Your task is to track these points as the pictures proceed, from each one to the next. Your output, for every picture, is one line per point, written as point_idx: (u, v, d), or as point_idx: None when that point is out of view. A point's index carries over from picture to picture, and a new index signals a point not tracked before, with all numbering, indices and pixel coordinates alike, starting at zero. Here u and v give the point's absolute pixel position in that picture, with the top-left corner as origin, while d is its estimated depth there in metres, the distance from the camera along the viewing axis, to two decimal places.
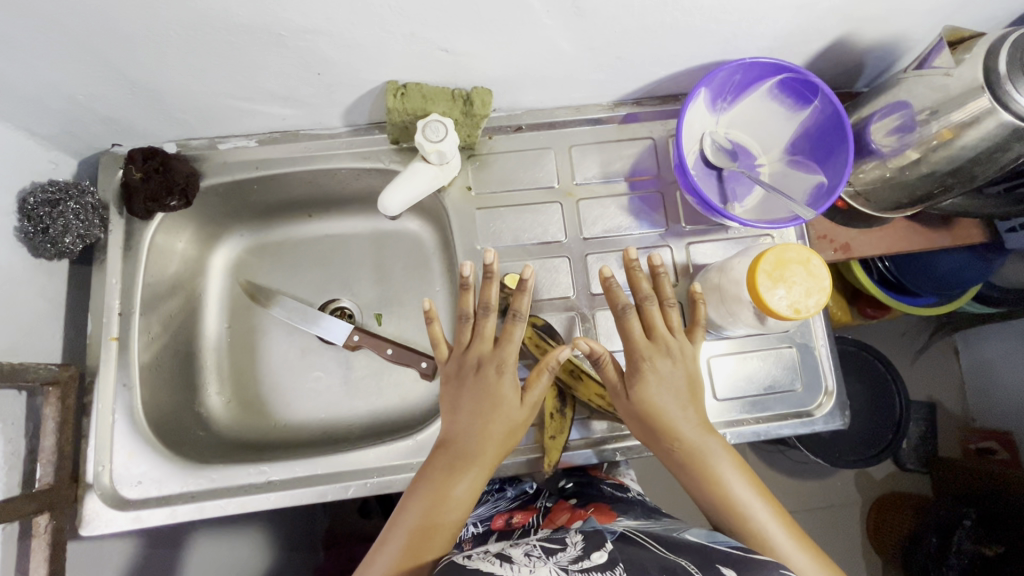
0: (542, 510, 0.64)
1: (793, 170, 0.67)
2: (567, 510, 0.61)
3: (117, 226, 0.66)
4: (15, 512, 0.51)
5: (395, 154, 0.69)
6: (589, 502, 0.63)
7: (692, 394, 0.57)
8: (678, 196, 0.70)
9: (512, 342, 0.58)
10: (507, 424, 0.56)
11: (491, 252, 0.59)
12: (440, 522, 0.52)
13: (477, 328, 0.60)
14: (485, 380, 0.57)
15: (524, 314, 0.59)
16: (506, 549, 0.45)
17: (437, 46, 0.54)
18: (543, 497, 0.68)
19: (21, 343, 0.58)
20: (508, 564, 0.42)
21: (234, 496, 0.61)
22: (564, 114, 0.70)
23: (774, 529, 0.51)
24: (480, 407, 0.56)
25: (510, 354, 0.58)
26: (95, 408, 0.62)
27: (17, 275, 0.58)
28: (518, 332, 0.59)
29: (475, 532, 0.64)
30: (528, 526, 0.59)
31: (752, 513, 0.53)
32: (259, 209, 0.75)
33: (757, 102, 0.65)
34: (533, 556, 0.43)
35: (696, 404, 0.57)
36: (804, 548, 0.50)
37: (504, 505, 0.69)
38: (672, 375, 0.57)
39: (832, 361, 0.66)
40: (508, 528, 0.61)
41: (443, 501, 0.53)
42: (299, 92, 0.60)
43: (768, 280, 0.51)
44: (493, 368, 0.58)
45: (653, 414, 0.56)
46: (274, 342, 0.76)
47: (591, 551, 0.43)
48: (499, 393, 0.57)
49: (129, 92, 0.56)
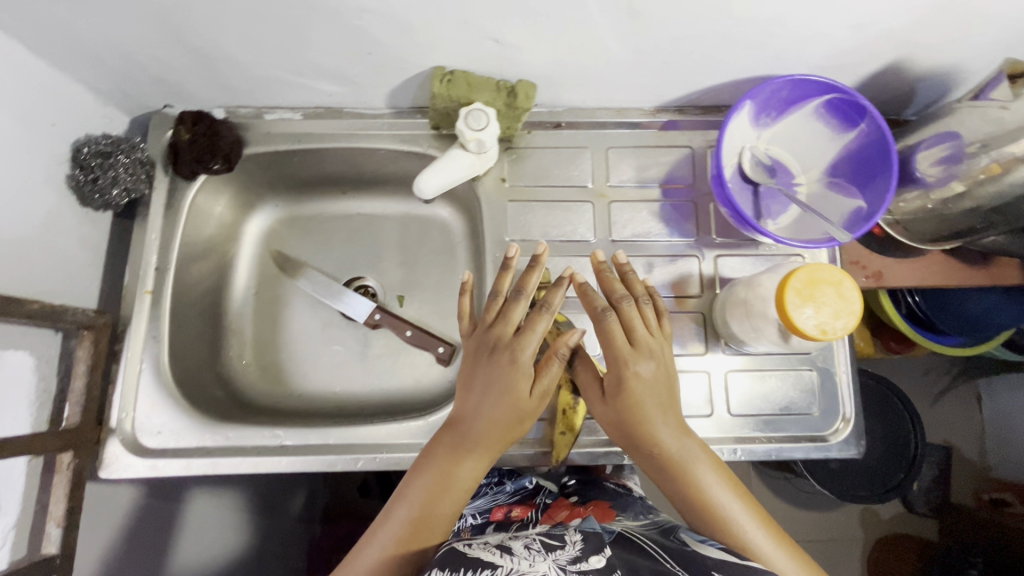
0: (541, 506, 0.64)
1: (830, 192, 0.66)
2: (565, 507, 0.62)
3: (162, 184, 0.68)
4: (42, 446, 0.52)
5: (433, 139, 0.69)
6: (590, 502, 0.63)
7: (673, 397, 0.56)
8: (711, 206, 0.69)
9: (536, 332, 0.57)
10: (515, 410, 0.55)
11: (541, 244, 0.62)
12: (434, 519, 0.52)
13: (505, 310, 0.59)
14: (502, 362, 0.56)
15: (555, 308, 0.58)
16: (506, 541, 0.46)
17: (487, 36, 0.55)
18: (544, 493, 0.68)
19: (59, 284, 0.60)
20: (509, 556, 0.43)
21: (248, 455, 0.62)
22: (605, 115, 0.70)
23: (783, 562, 0.49)
24: (495, 388, 0.55)
25: (529, 341, 0.56)
26: (125, 356, 0.63)
27: (62, 221, 0.60)
28: (542, 324, 0.57)
29: (473, 522, 0.64)
30: (527, 520, 0.60)
31: (746, 532, 0.51)
32: (296, 181, 0.76)
33: (801, 120, 0.65)
34: (533, 551, 0.43)
35: (675, 406, 0.55)
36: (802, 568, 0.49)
37: (503, 498, 0.69)
38: (655, 379, 0.55)
39: (853, 389, 0.65)
40: (506, 521, 0.62)
41: (436, 500, 0.52)
42: (350, 71, 0.61)
43: (797, 298, 0.50)
44: (509, 357, 0.56)
45: (626, 422, 0.55)
46: (297, 312, 0.77)
47: (590, 554, 0.42)
48: (517, 377, 0.55)
49: (188, 55, 0.58)
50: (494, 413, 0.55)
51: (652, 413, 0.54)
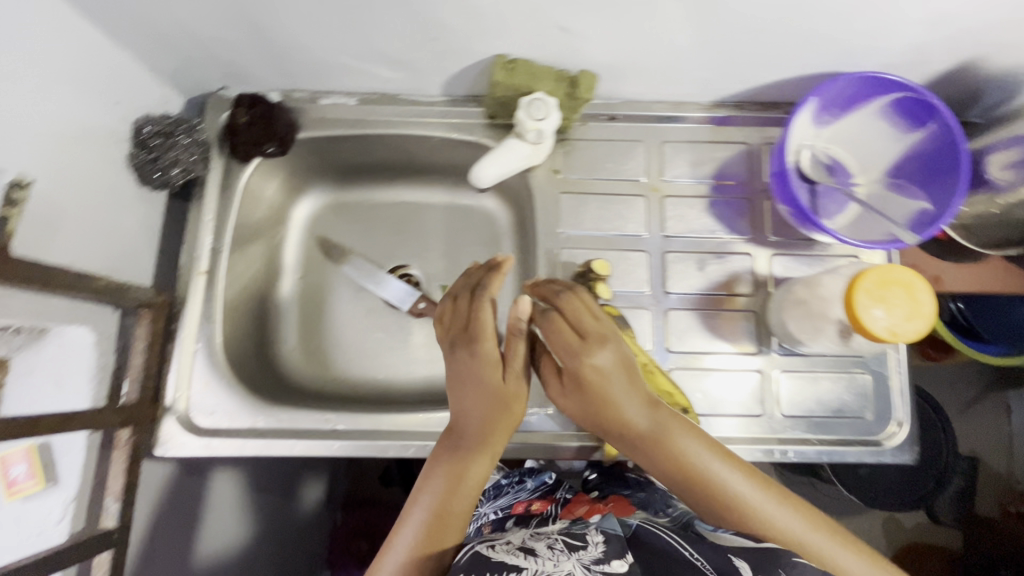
0: (562, 501, 0.64)
1: (891, 193, 0.65)
2: (586, 502, 0.61)
3: (217, 166, 0.68)
4: (102, 420, 0.53)
5: (487, 128, 0.69)
6: (609, 495, 0.63)
7: (633, 377, 0.53)
8: (766, 205, 0.68)
9: (483, 320, 0.57)
10: (496, 394, 0.55)
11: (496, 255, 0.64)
12: (453, 516, 0.50)
13: (455, 308, 0.60)
14: (466, 355, 0.56)
15: (492, 293, 0.58)
16: (528, 542, 0.45)
17: (555, 23, 0.54)
18: (564, 488, 0.68)
19: (118, 262, 0.60)
20: (532, 557, 0.42)
21: (301, 438, 0.62)
22: (660, 109, 0.69)
23: (806, 533, 0.48)
24: (467, 382, 0.56)
25: (483, 332, 0.56)
26: (180, 336, 0.64)
27: (122, 198, 0.60)
28: (486, 312, 0.57)
29: (494, 517, 0.64)
30: (547, 514, 0.59)
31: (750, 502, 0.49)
32: (344, 167, 0.76)
33: (865, 119, 0.64)
34: (556, 550, 0.43)
35: (638, 383, 0.53)
36: (824, 534, 0.48)
37: (524, 496, 0.69)
38: (613, 363, 0.52)
39: (907, 393, 0.64)
40: (527, 514, 0.61)
41: (451, 499, 0.51)
42: (411, 57, 0.61)
43: (868, 298, 0.49)
44: (471, 350, 0.56)
45: (593, 406, 0.52)
46: (341, 297, 0.77)
47: (613, 557, 0.42)
48: (482, 364, 0.55)
49: (252, 36, 0.58)
50: (477, 406, 0.55)
51: (618, 395, 0.52)
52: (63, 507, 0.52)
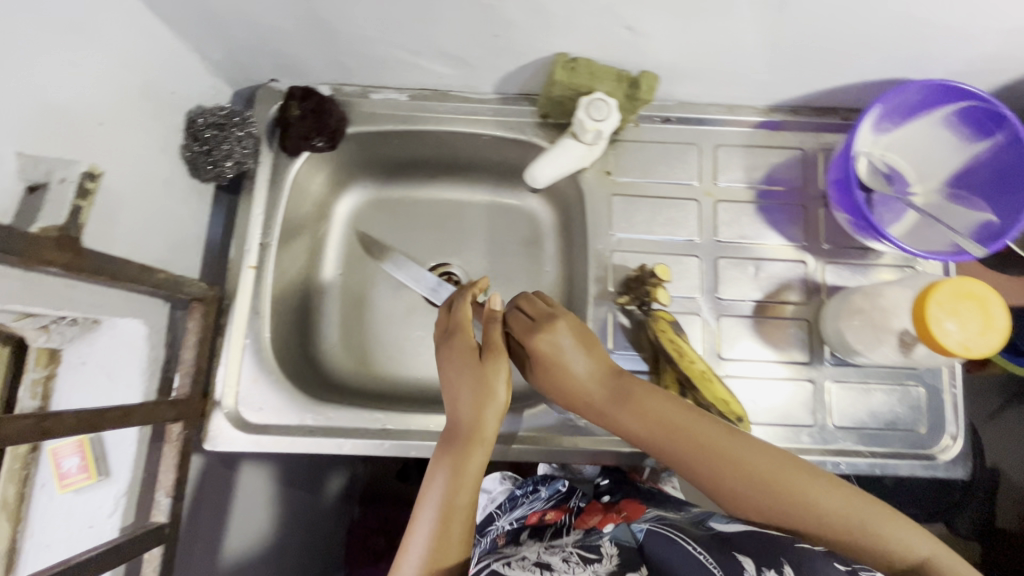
0: (575, 510, 0.63)
1: (950, 203, 0.64)
2: (600, 510, 0.60)
3: (266, 159, 0.67)
4: (158, 415, 0.52)
5: (539, 128, 0.68)
6: (620, 498, 0.62)
7: (592, 345, 0.54)
8: (820, 211, 0.67)
9: (461, 321, 0.58)
10: (478, 386, 0.54)
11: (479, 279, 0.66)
12: (458, 513, 0.48)
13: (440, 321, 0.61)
14: (450, 354, 0.57)
15: (464, 297, 0.60)
16: (544, 558, 0.46)
17: (623, 23, 0.53)
18: (576, 496, 0.67)
19: (169, 254, 0.60)
20: (548, 572, 0.42)
21: (351, 437, 0.61)
22: (715, 111, 0.68)
23: (813, 490, 0.45)
24: (454, 381, 0.55)
25: (462, 332, 0.58)
26: (230, 330, 0.63)
27: (174, 190, 0.60)
28: (463, 312, 0.59)
29: (509, 528, 0.64)
30: (561, 524, 0.59)
31: (745, 462, 0.46)
32: (389, 163, 0.75)
33: (926, 127, 0.63)
34: (571, 563, 0.43)
35: (599, 351, 0.55)
36: (840, 495, 0.45)
37: (539, 504, 0.69)
38: (569, 333, 0.54)
39: (962, 406, 0.63)
40: (541, 525, 0.61)
41: (453, 498, 0.49)
42: (469, 54, 0.60)
43: (940, 310, 0.48)
44: (448, 347, 0.57)
45: (566, 378, 0.54)
46: (382, 294, 0.76)
47: (626, 567, 0.42)
48: (463, 360, 0.55)
49: (312, 29, 0.57)
50: (465, 401, 0.54)
51: (581, 364, 0.53)
52: (113, 501, 0.53)
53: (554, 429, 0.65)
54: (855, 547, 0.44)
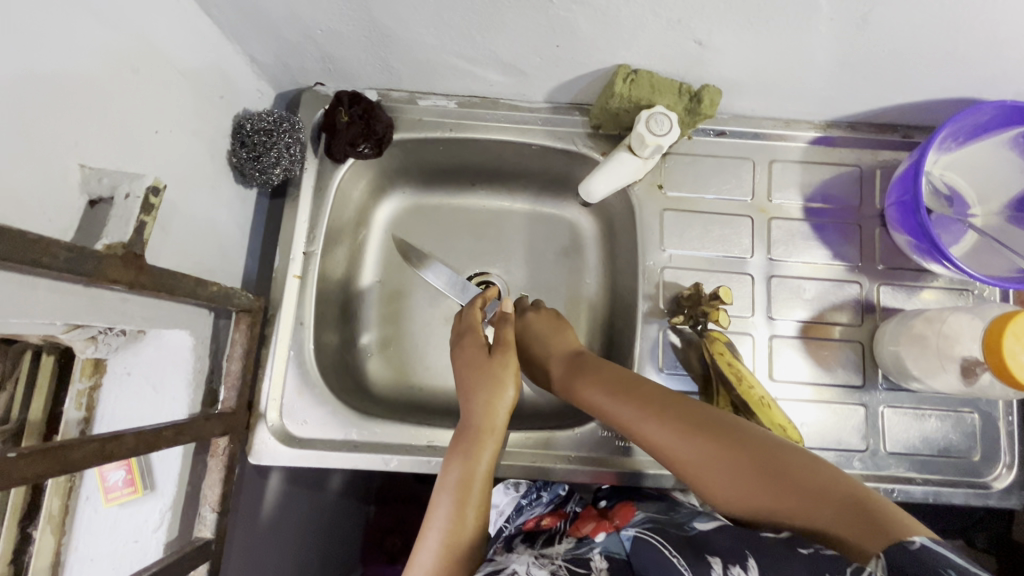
0: (572, 515, 0.59)
1: (1012, 227, 0.62)
2: (594, 514, 0.55)
3: (311, 165, 0.66)
4: (208, 431, 0.51)
5: (589, 138, 0.66)
6: (616, 502, 0.58)
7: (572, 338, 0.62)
8: (877, 231, 0.66)
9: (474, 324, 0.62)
10: (491, 379, 0.57)
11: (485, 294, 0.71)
12: (474, 494, 0.51)
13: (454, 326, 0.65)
14: (462, 352, 0.60)
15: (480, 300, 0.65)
16: (529, 568, 0.44)
17: (693, 37, 0.51)
18: (575, 501, 0.63)
19: (214, 261, 0.58)
20: None
21: (397, 453, 0.61)
22: (772, 126, 0.66)
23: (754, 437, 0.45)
24: (468, 378, 0.58)
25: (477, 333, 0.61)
26: (275, 341, 0.62)
27: (221, 196, 0.58)
28: (477, 313, 0.63)
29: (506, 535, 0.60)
30: (555, 532, 0.55)
31: (689, 413, 0.48)
32: (430, 170, 0.74)
33: (989, 148, 0.61)
34: None
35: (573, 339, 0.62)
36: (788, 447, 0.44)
37: (538, 509, 0.63)
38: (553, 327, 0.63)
39: (1016, 435, 0.62)
40: (536, 531, 0.57)
41: (471, 482, 0.52)
42: (526, 63, 0.58)
43: (1015, 342, 0.47)
44: (461, 344, 0.61)
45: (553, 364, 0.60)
46: (420, 303, 0.75)
47: None
48: (479, 359, 0.59)
49: (367, 34, 0.55)
50: (480, 395, 0.56)
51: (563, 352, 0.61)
52: (160, 515, 0.52)
53: (602, 450, 0.63)
54: (811, 497, 0.40)
